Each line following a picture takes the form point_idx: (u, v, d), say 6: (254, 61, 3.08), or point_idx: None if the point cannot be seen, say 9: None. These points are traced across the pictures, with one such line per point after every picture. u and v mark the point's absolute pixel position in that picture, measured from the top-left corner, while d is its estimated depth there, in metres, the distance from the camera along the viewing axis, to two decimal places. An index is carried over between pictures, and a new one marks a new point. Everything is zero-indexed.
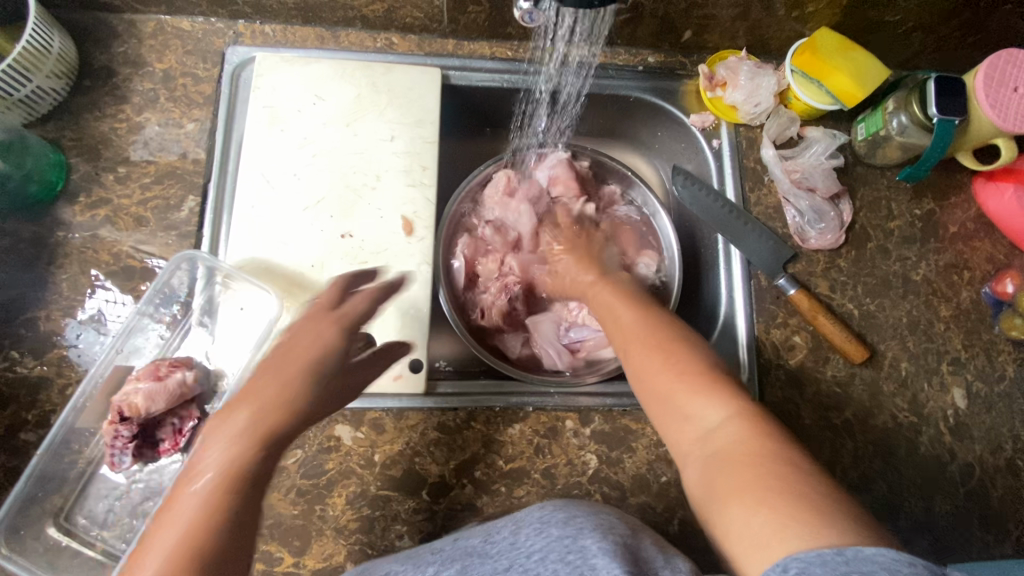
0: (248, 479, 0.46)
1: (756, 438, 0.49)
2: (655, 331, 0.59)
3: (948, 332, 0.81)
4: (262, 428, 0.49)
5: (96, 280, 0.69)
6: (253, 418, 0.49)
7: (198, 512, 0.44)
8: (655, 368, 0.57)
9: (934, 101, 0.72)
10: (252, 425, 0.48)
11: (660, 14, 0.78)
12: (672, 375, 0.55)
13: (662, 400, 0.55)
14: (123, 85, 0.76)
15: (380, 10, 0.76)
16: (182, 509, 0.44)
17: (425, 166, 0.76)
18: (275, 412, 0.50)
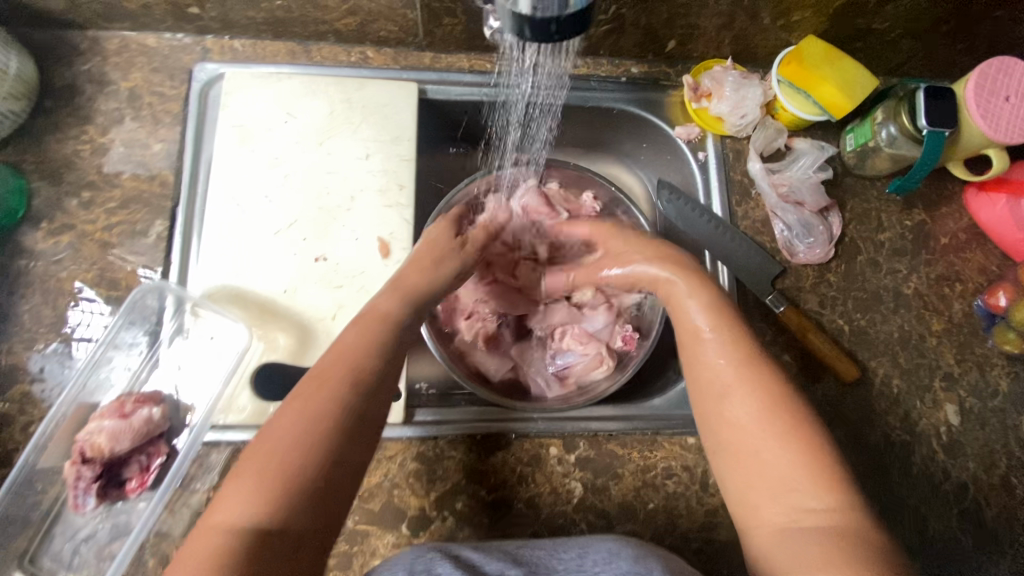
0: (362, 409, 0.52)
1: (851, 530, 0.47)
2: (761, 381, 0.55)
3: (940, 347, 0.80)
4: (388, 343, 0.58)
5: (81, 292, 0.67)
6: (377, 338, 0.57)
7: (316, 422, 0.49)
8: (749, 423, 0.53)
9: (923, 113, 0.70)
10: (374, 332, 0.58)
11: (642, 24, 0.76)
12: (767, 434, 0.52)
13: (751, 458, 0.52)
14: (87, 105, 0.73)
15: (354, 23, 0.74)
16: (309, 409, 0.50)
17: (402, 185, 0.74)
18: (386, 328, 0.59)
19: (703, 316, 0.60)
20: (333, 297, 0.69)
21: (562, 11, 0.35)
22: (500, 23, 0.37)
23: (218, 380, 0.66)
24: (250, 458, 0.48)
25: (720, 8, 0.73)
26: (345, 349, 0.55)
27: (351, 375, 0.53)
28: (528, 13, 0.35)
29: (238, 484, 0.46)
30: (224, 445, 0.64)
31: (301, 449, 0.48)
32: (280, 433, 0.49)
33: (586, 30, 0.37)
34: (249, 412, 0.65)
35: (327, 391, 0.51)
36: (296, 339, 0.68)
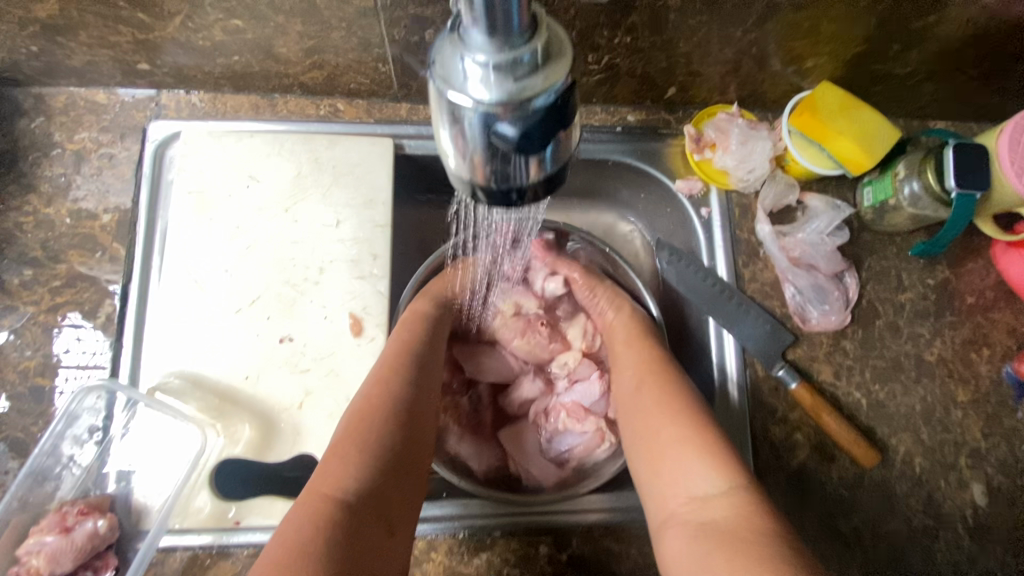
0: (422, 393, 0.59)
1: (741, 510, 0.50)
2: (668, 382, 0.62)
3: (966, 420, 0.73)
4: (433, 336, 0.65)
5: (64, 320, 0.63)
6: (421, 332, 0.64)
7: (391, 403, 0.56)
8: (654, 420, 0.59)
9: (953, 173, 0.64)
10: (420, 327, 0.65)
11: (639, 72, 0.69)
12: (667, 425, 0.58)
13: (663, 449, 0.57)
14: (30, 171, 0.66)
15: (320, 76, 0.67)
16: (382, 394, 0.56)
17: (376, 253, 0.67)
18: (428, 326, 0.66)
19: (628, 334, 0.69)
20: (300, 383, 0.63)
21: (522, 183, 0.31)
22: (455, 182, 0.33)
23: (172, 481, 0.60)
24: (342, 438, 0.53)
25: (725, 55, 0.67)
26: (401, 339, 0.63)
27: (410, 365, 0.60)
28: (481, 183, 0.31)
29: (334, 462, 0.51)
30: (181, 551, 0.58)
31: (385, 426, 0.54)
32: (364, 414, 0.55)
33: (558, 191, 0.33)
34: (207, 514, 0.59)
35: (396, 378, 0.58)
36: (259, 429, 0.62)
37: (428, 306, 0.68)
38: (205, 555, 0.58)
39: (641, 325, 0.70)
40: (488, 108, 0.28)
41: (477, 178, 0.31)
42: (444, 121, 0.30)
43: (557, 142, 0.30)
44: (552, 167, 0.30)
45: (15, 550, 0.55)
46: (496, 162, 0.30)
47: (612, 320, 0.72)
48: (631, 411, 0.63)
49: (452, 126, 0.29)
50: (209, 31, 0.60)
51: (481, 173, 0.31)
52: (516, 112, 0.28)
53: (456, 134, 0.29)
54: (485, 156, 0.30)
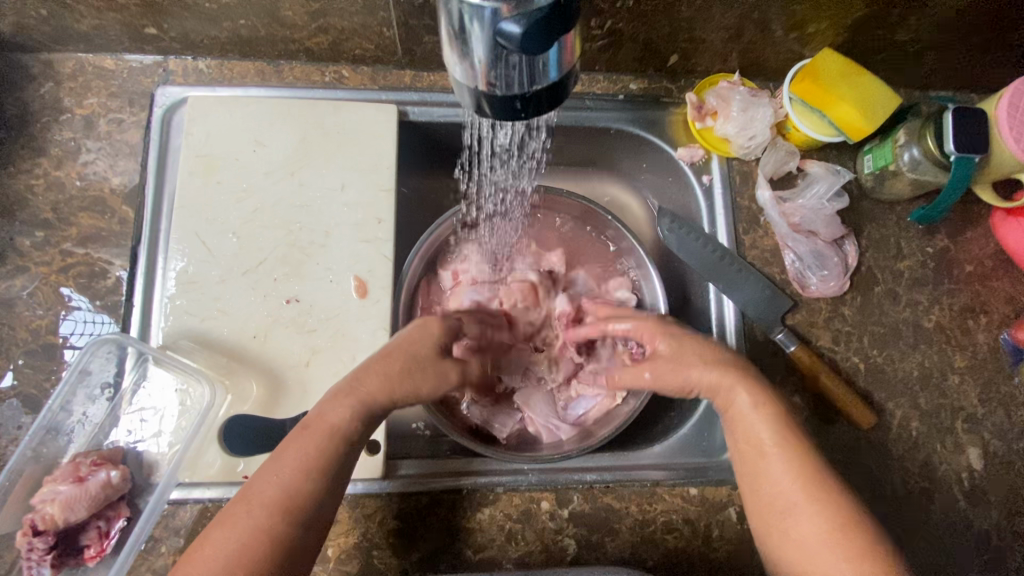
0: (284, 552, 0.47)
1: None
2: (831, 504, 0.51)
3: (962, 386, 0.74)
4: (329, 475, 0.50)
5: (69, 304, 0.64)
6: (320, 461, 0.50)
7: (231, 569, 0.45)
8: (826, 564, 0.49)
9: (951, 137, 0.64)
10: (328, 453, 0.50)
11: (641, 39, 0.70)
12: (848, 572, 0.48)
13: None
14: (40, 134, 0.68)
15: (325, 42, 0.68)
16: (221, 560, 0.46)
17: (381, 218, 0.68)
18: (341, 446, 0.51)
19: (767, 429, 0.54)
20: (307, 342, 0.64)
21: (526, 89, 0.34)
22: (461, 92, 0.36)
23: (181, 437, 0.61)
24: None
25: (727, 20, 0.67)
26: (294, 475, 0.49)
27: (280, 517, 0.48)
28: (488, 90, 0.34)
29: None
30: (191, 504, 0.59)
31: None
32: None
33: (558, 102, 0.36)
34: (217, 468, 0.61)
35: (244, 526, 0.47)
36: (267, 386, 0.63)
37: (343, 421, 0.52)
38: (215, 507, 0.59)
39: (789, 420, 0.55)
40: (494, 7, 0.30)
41: (483, 85, 0.34)
42: (450, 19, 0.32)
43: (558, 48, 0.32)
44: (553, 75, 0.33)
45: (29, 500, 0.57)
46: (501, 68, 0.32)
47: (745, 411, 0.55)
48: (779, 528, 0.52)
49: (457, 24, 0.32)
50: None
51: (486, 80, 0.34)
52: (519, 10, 0.30)
53: (463, 37, 0.32)
54: (490, 61, 0.32)
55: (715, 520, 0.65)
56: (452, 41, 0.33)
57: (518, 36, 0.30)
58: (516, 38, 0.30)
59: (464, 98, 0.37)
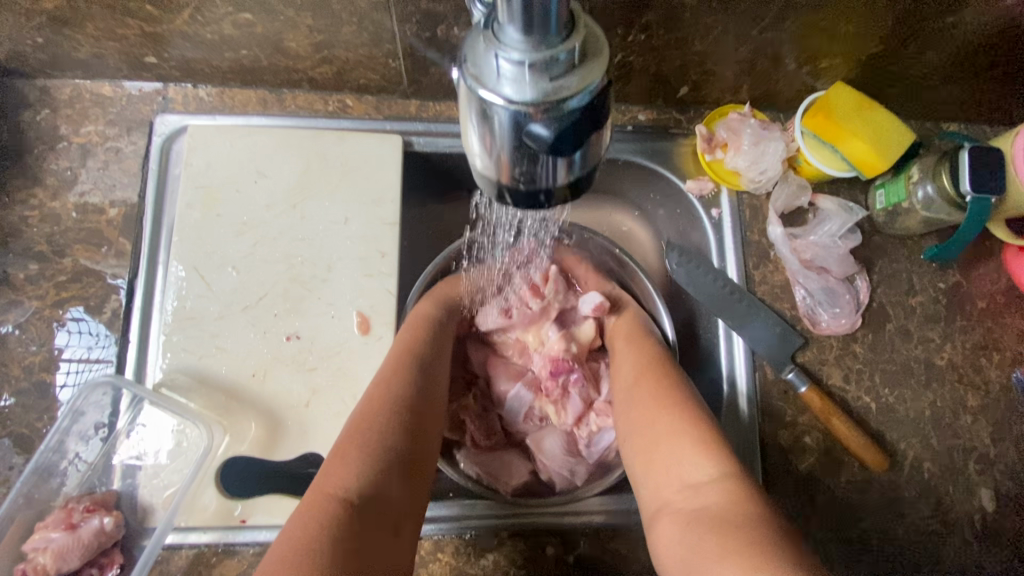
0: (426, 393, 0.59)
1: (731, 496, 0.49)
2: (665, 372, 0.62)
3: (975, 425, 0.72)
4: (438, 343, 0.64)
5: (68, 315, 0.63)
6: (425, 335, 0.63)
7: (394, 400, 0.56)
8: (652, 414, 0.59)
9: (967, 177, 0.63)
10: (428, 330, 0.64)
11: (652, 71, 0.69)
12: (663, 414, 0.58)
13: (650, 437, 0.58)
14: (35, 164, 0.66)
15: (329, 71, 0.67)
16: (384, 396, 0.56)
17: (384, 252, 0.67)
18: (430, 328, 0.65)
19: (627, 332, 0.70)
20: (308, 380, 0.63)
21: (551, 185, 0.32)
22: (480, 182, 0.34)
23: (177, 479, 0.60)
24: (348, 437, 0.53)
25: (740, 54, 0.66)
26: (408, 340, 0.62)
27: (416, 368, 0.59)
28: (510, 185, 0.32)
29: (338, 461, 0.51)
30: (187, 548, 0.58)
31: (392, 427, 0.54)
32: (369, 419, 0.54)
33: (584, 194, 0.34)
34: (213, 512, 0.59)
35: (399, 373, 0.58)
36: (266, 428, 0.62)
37: (433, 307, 0.67)
38: (211, 552, 0.58)
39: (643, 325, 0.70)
40: (522, 108, 0.28)
41: (505, 179, 0.32)
42: (472, 116, 0.30)
43: (586, 147, 0.30)
44: (580, 170, 0.31)
45: (20, 546, 0.55)
46: (526, 165, 0.30)
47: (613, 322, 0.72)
48: (628, 402, 0.63)
49: (481, 122, 0.30)
50: (218, 25, 0.59)
51: (510, 176, 0.31)
52: (550, 112, 0.28)
53: (487, 133, 0.30)
54: (515, 158, 0.30)
55: None
56: (473, 136, 0.31)
57: (549, 138, 0.29)
58: (545, 140, 0.29)
59: (482, 187, 0.35)
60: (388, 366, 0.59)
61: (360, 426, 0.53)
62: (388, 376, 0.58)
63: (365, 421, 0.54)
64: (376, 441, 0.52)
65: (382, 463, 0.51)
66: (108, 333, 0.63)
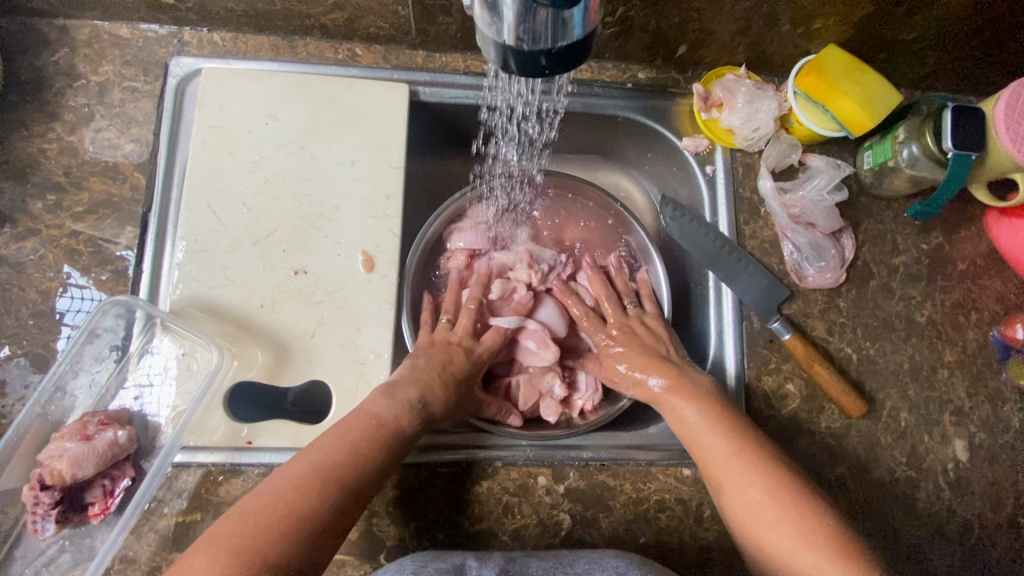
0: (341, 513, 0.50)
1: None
2: (758, 464, 0.56)
3: (951, 379, 0.75)
4: (389, 450, 0.55)
5: (69, 279, 0.64)
6: (380, 446, 0.54)
7: (296, 511, 0.48)
8: (774, 524, 0.53)
9: (950, 134, 0.66)
10: (391, 445, 0.55)
11: (651, 27, 0.71)
12: (773, 510, 0.54)
13: (777, 553, 0.52)
14: (55, 100, 0.68)
15: (340, 18, 0.69)
16: (294, 494, 0.49)
17: (389, 195, 0.69)
18: (401, 440, 0.56)
19: (698, 419, 0.61)
20: (313, 313, 0.65)
21: (552, 45, 0.36)
22: (490, 53, 0.38)
23: (187, 400, 0.62)
24: (225, 526, 0.47)
25: (736, 12, 0.68)
26: (355, 450, 0.53)
27: (337, 485, 0.51)
28: (515, 44, 0.36)
29: (202, 550, 0.46)
30: (195, 467, 0.61)
31: (284, 536, 0.47)
32: (251, 514, 0.48)
33: (581, 64, 0.38)
34: (220, 435, 0.62)
35: (321, 486, 0.50)
36: (273, 355, 0.64)
37: (402, 419, 0.57)
38: (217, 471, 0.61)
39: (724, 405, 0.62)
40: None
41: (511, 40, 0.36)
42: None
43: (584, 5, 0.34)
44: (579, 32, 0.35)
45: (36, 455, 0.58)
46: (530, 21, 0.34)
47: (684, 415, 0.62)
48: (737, 503, 0.56)
49: None
50: None
51: (514, 36, 0.35)
52: None
53: None
54: (519, 16, 0.35)
55: (706, 501, 0.67)
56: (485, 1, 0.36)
57: None
58: None
59: (490, 59, 0.39)
60: (312, 465, 0.51)
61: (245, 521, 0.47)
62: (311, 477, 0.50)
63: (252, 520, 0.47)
64: (249, 548, 0.45)
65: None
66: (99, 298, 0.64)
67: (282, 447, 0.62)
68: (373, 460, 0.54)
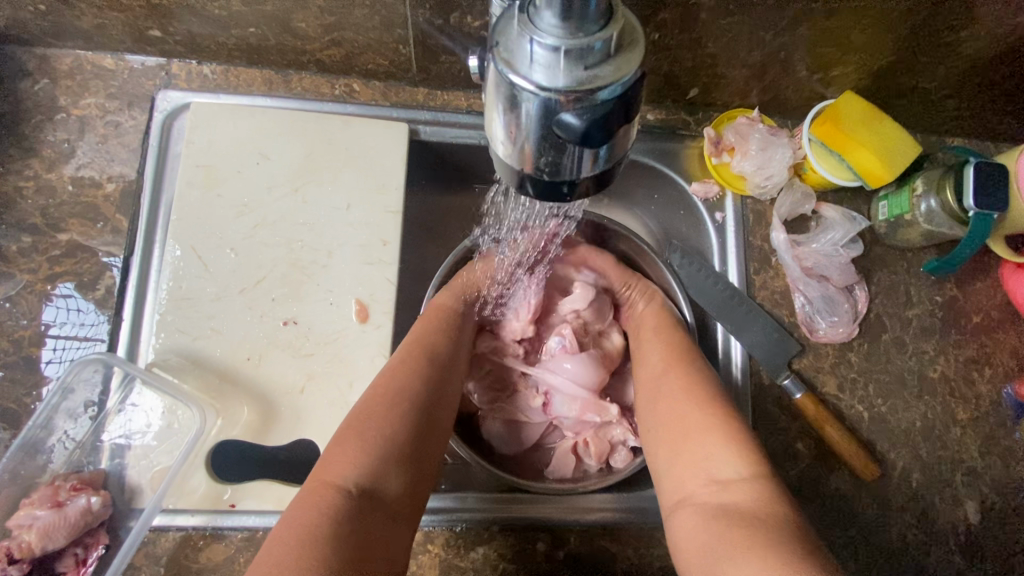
0: (435, 389, 0.59)
1: (761, 494, 0.50)
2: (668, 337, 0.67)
3: (964, 438, 0.73)
4: (453, 332, 0.65)
5: (55, 291, 0.62)
6: (437, 326, 0.64)
7: (399, 396, 0.56)
8: (664, 360, 0.65)
9: (972, 192, 0.63)
10: (449, 319, 0.66)
11: (663, 71, 0.68)
12: (691, 404, 0.59)
13: (654, 381, 0.64)
14: (32, 134, 0.64)
15: (338, 54, 0.66)
16: (389, 391, 0.56)
17: (386, 240, 0.66)
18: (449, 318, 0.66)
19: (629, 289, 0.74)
20: (303, 366, 0.62)
21: (575, 177, 0.33)
22: (502, 172, 0.36)
23: (167, 460, 0.59)
24: (353, 425, 0.54)
25: (752, 58, 0.66)
26: (420, 330, 0.63)
27: (424, 358, 0.60)
28: (533, 173, 0.34)
29: (340, 448, 0.52)
30: (174, 531, 0.57)
31: (398, 423, 0.54)
32: (375, 419, 0.54)
33: (604, 189, 0.36)
34: (202, 495, 0.58)
35: (407, 369, 0.59)
36: (258, 411, 0.61)
37: (452, 301, 0.67)
38: (197, 536, 0.57)
39: (673, 325, 0.69)
40: (553, 96, 0.30)
41: (527, 168, 0.34)
42: (500, 106, 0.32)
43: (611, 142, 0.32)
44: (605, 164, 0.33)
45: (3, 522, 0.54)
46: (552, 154, 0.32)
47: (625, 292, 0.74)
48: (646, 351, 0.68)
49: (508, 110, 0.32)
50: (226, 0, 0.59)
51: (534, 166, 0.33)
52: (581, 102, 0.30)
53: (514, 118, 0.32)
54: (540, 149, 0.32)
55: None
56: (501, 124, 0.33)
57: (580, 128, 0.30)
58: (576, 129, 0.30)
59: (503, 176, 0.37)
60: (397, 352, 0.61)
61: (369, 417, 0.54)
62: (406, 358, 0.60)
63: (365, 410, 0.55)
64: (380, 429, 0.53)
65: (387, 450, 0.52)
66: (96, 311, 0.62)
67: (268, 510, 0.58)
68: (444, 321, 0.65)
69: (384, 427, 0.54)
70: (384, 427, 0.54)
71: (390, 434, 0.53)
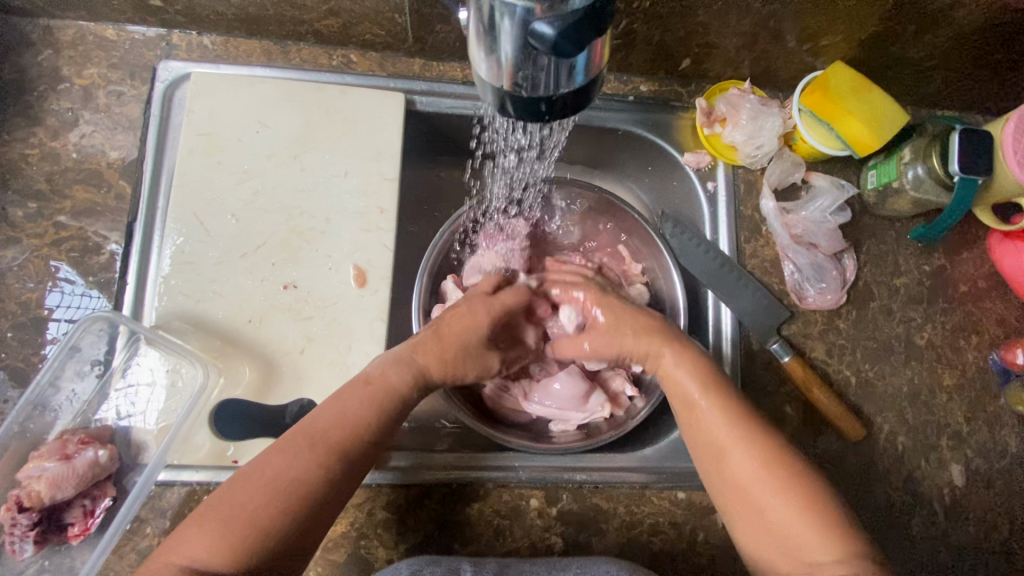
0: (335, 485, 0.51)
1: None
2: (720, 399, 0.58)
3: (950, 403, 0.74)
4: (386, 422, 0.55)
5: (58, 273, 0.63)
6: (372, 412, 0.54)
7: (287, 487, 0.49)
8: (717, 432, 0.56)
9: (956, 158, 0.64)
10: (386, 405, 0.55)
11: (655, 40, 0.70)
12: (773, 491, 0.52)
13: (717, 453, 0.56)
14: (37, 103, 0.66)
15: (335, 25, 0.67)
16: (276, 479, 0.49)
17: (383, 208, 0.67)
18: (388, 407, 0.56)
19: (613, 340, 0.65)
20: (303, 328, 0.64)
21: (552, 92, 0.36)
22: (487, 94, 0.39)
23: (171, 418, 0.61)
24: (219, 496, 0.49)
25: (742, 27, 0.67)
26: (343, 408, 0.54)
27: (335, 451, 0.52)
28: (512, 90, 0.37)
29: (200, 525, 0.47)
30: (179, 485, 0.59)
31: (274, 513, 0.48)
32: (245, 497, 0.48)
33: (581, 107, 0.39)
34: (206, 452, 0.60)
35: (308, 461, 0.50)
36: (259, 371, 0.63)
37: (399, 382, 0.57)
38: (202, 490, 0.59)
39: (710, 383, 0.59)
40: (527, 7, 0.32)
41: (507, 85, 0.37)
42: (480, 24, 0.35)
43: (586, 54, 0.34)
44: (581, 78, 0.36)
45: (14, 474, 0.56)
46: (530, 69, 0.35)
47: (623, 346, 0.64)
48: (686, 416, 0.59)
49: (488, 27, 0.34)
50: None
51: (514, 83, 0.36)
52: (553, 12, 0.31)
53: (493, 36, 0.34)
54: (520, 64, 0.35)
55: (700, 525, 0.66)
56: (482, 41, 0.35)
57: (552, 38, 0.32)
58: (549, 39, 0.32)
59: (487, 98, 0.40)
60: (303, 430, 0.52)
61: (246, 495, 0.48)
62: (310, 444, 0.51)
63: (249, 486, 0.49)
64: (251, 514, 0.47)
65: (252, 535, 0.47)
66: (94, 295, 0.63)
67: None
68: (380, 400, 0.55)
69: (259, 516, 0.48)
70: (259, 517, 0.48)
71: (262, 526, 0.47)
